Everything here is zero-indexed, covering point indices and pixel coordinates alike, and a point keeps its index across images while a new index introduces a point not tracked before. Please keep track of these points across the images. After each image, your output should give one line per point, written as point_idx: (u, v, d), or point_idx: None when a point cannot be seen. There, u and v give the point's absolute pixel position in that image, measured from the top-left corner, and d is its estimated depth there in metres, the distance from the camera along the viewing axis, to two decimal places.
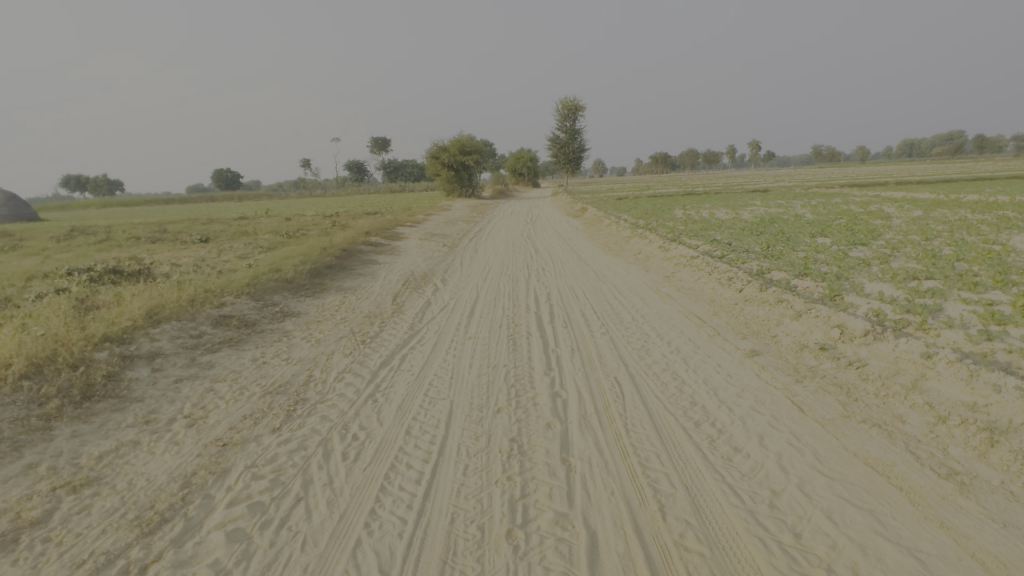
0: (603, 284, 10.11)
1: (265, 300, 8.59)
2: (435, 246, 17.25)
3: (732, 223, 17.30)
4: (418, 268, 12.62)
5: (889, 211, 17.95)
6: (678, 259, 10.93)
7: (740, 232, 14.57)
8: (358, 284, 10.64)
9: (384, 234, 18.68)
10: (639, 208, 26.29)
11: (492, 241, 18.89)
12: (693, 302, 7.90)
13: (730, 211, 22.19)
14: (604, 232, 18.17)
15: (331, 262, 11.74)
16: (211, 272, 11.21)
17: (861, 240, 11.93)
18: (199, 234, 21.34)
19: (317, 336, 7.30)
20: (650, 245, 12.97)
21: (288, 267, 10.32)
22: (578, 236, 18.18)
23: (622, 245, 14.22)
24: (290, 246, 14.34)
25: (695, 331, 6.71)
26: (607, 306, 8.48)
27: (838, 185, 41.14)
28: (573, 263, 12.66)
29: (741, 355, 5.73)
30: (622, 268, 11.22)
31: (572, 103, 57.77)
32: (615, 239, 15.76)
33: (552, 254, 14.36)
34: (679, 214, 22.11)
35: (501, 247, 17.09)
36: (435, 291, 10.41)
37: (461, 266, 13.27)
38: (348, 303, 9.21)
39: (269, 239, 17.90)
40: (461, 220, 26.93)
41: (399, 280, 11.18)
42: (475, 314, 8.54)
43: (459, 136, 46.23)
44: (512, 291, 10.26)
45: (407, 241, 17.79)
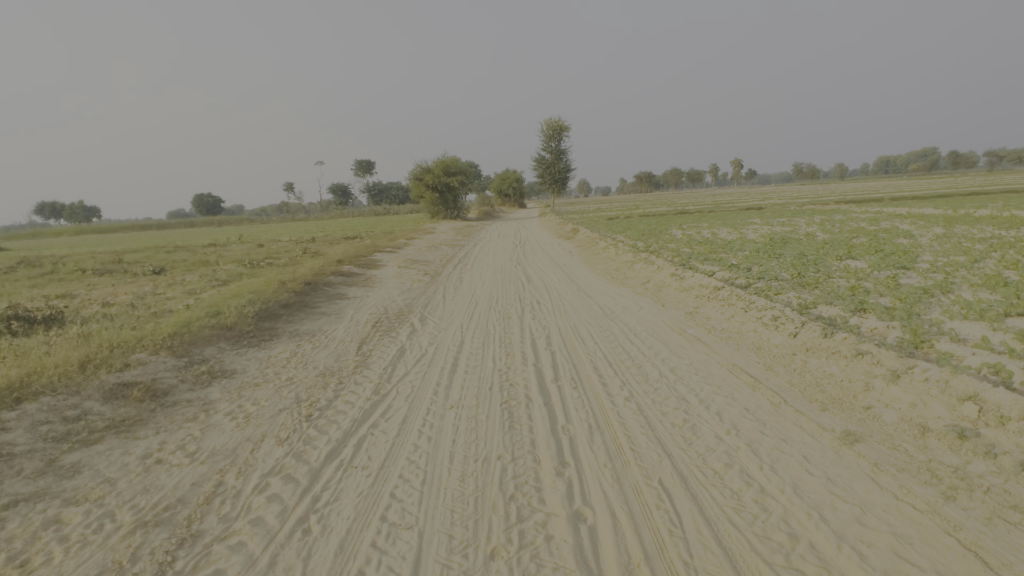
0: (613, 324, 8.44)
1: (191, 357, 6.75)
2: (415, 275, 15.46)
3: (742, 244, 15.84)
4: (392, 304, 10.82)
5: (907, 229, 16.65)
6: (697, 290, 9.32)
7: (757, 255, 13.05)
8: (318, 328, 8.83)
9: (358, 262, 16.82)
10: (634, 228, 24.89)
11: (478, 267, 17.19)
12: (735, 352, 6.23)
13: (731, 230, 20.88)
14: (601, 256, 16.58)
15: (288, 301, 9.90)
16: (142, 315, 9.35)
17: (901, 263, 10.46)
18: (155, 266, 19.37)
19: (248, 410, 5.48)
20: (660, 272, 11.33)
21: (230, 311, 8.47)
22: (573, 261, 16.60)
23: (625, 273, 12.56)
24: (247, 280, 12.51)
25: (752, 397, 5.03)
26: (624, 356, 6.79)
27: (831, 202, 40.61)
28: (572, 295, 10.96)
29: (834, 441, 4.05)
30: (631, 303, 9.55)
31: (557, 123, 57.00)
32: (615, 265, 14.15)
33: (546, 284, 12.67)
34: (679, 234, 20.66)
35: (489, 275, 15.41)
36: (411, 335, 8.63)
37: (443, 300, 11.51)
38: (300, 355, 7.40)
39: (228, 271, 15.94)
40: (445, 244, 25.21)
41: (369, 321, 9.38)
42: (459, 368, 6.80)
43: (442, 157, 44.93)
44: (504, 333, 8.52)
45: (384, 270, 16.05)
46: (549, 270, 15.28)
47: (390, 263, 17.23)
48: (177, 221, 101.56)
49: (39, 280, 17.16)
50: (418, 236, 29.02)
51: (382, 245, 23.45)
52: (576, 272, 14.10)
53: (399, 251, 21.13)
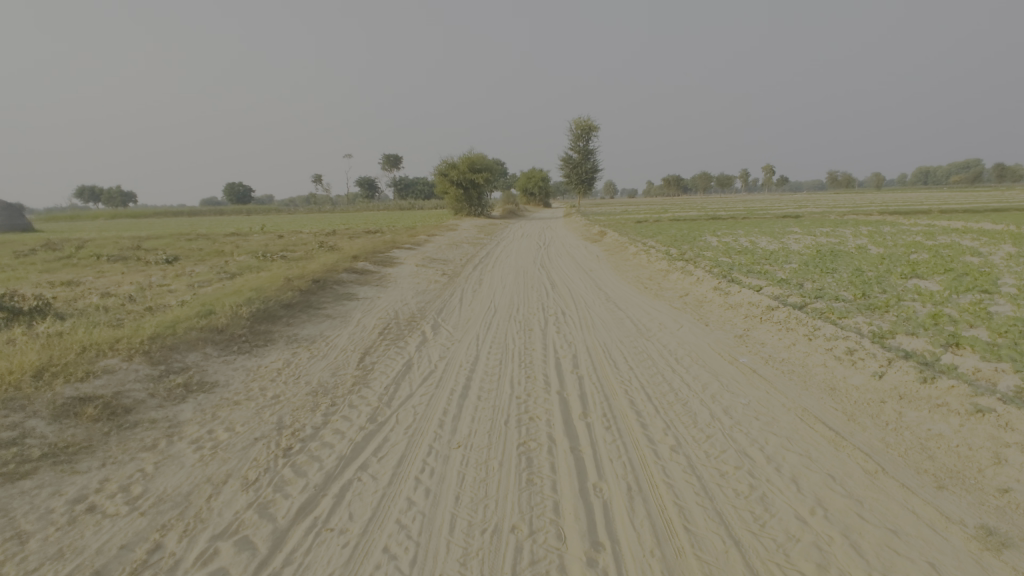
0: (649, 344, 7.41)
1: (169, 365, 5.96)
2: (433, 275, 14.60)
3: (787, 255, 14.57)
4: (403, 309, 9.94)
5: (970, 245, 15.15)
6: (745, 308, 8.22)
7: (806, 269, 11.82)
8: (320, 333, 8.00)
9: (374, 259, 16.02)
10: (666, 233, 23.65)
11: (500, 269, 16.26)
12: (803, 392, 5.16)
13: (772, 239, 19.53)
14: (630, 262, 15.46)
15: (291, 301, 9.10)
16: (133, 309, 8.64)
17: (980, 286, 9.15)
18: (170, 253, 18.91)
19: (218, 437, 4.63)
20: (699, 285, 10.22)
21: (224, 310, 7.69)
22: (601, 266, 15.55)
23: (659, 283, 11.46)
24: (253, 274, 11.79)
25: (837, 459, 3.98)
26: (664, 387, 5.77)
27: (874, 212, 38.68)
28: (600, 307, 9.94)
29: (969, 543, 3.00)
30: (668, 319, 8.49)
31: (586, 122, 55.76)
32: (647, 273, 13.06)
33: (572, 292, 11.65)
34: (715, 241, 19.41)
35: (510, 277, 14.47)
36: (421, 346, 7.74)
37: (460, 306, 10.60)
38: (294, 367, 6.56)
39: (239, 263, 15.31)
40: (467, 242, 24.33)
41: (376, 327, 8.51)
42: (471, 393, 5.87)
43: (468, 153, 44.15)
44: (524, 349, 7.55)
45: (400, 268, 15.23)
46: (574, 276, 14.24)
47: (407, 261, 16.39)
48: (207, 209, 103.05)
49: (52, 264, 16.80)
50: (440, 233, 28.22)
51: (401, 241, 22.69)
52: (604, 279, 13.05)
53: (418, 248, 20.34)
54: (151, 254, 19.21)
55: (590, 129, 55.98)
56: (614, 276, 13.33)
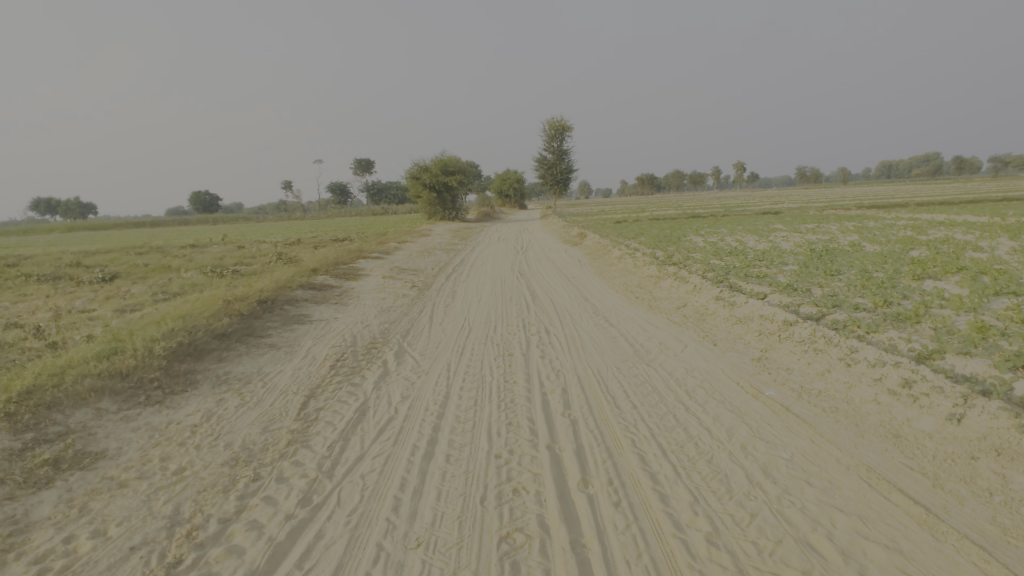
0: (651, 370, 6.26)
1: (41, 431, 4.54)
2: (401, 288, 13.27)
3: (781, 255, 13.69)
4: (363, 334, 8.61)
5: (966, 239, 14.53)
6: (756, 322, 7.15)
7: (807, 271, 10.89)
8: (257, 372, 6.62)
9: (335, 272, 14.57)
10: (649, 233, 22.73)
11: (475, 278, 15.03)
12: (860, 443, 4.05)
13: (759, 238, 18.73)
14: (615, 267, 14.39)
15: (226, 331, 7.68)
16: (29, 346, 7.12)
17: (1006, 287, 8.28)
18: (110, 271, 17.12)
19: (77, 549, 3.29)
20: (696, 295, 9.13)
21: (134, 348, 6.26)
22: (584, 273, 14.44)
23: (651, 293, 10.33)
24: (191, 296, 10.30)
25: (942, 556, 2.88)
26: (681, 435, 4.61)
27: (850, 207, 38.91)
28: (589, 324, 8.76)
29: None
30: (668, 339, 7.34)
31: (559, 123, 54.82)
32: (635, 281, 11.93)
33: (555, 304, 10.46)
34: (701, 241, 18.52)
35: (486, 288, 13.24)
36: (380, 385, 6.44)
37: (429, 326, 9.30)
38: (216, 422, 5.20)
39: (183, 281, 13.71)
40: (439, 249, 22.99)
41: (328, 360, 7.17)
42: (438, 451, 4.63)
43: (441, 156, 42.81)
44: (502, 382, 6.31)
45: (365, 281, 13.86)
46: (556, 285, 13.03)
47: (373, 273, 14.98)
48: (171, 219, 99.09)
49: None
50: (411, 239, 26.79)
51: (369, 249, 21.25)
52: (588, 289, 11.91)
53: (387, 257, 18.92)
54: (87, 272, 17.32)
55: (564, 130, 55.18)
56: (598, 286, 12.17)
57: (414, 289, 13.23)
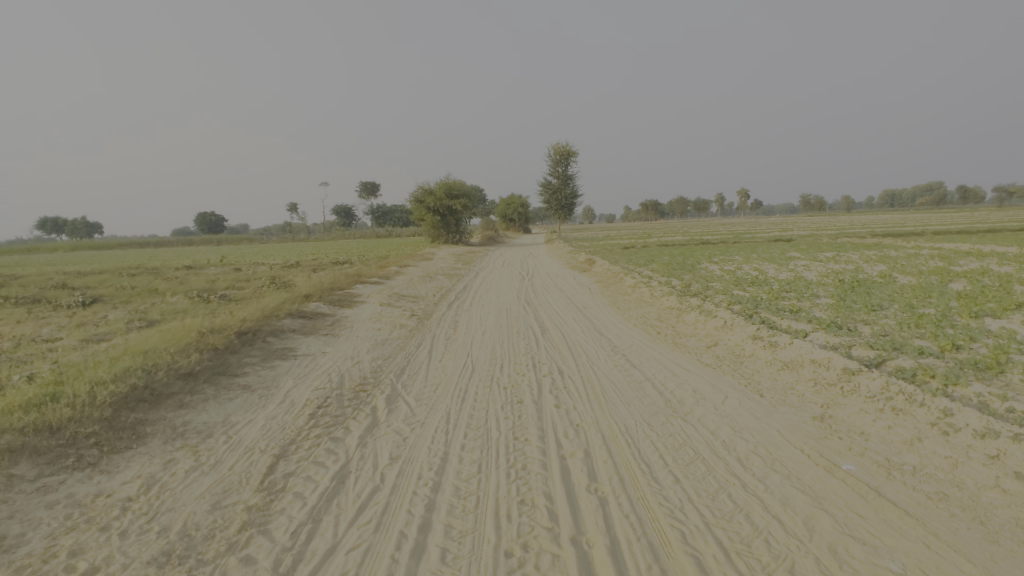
0: (689, 428, 5.24)
1: None
2: (398, 317, 12.31)
3: (809, 286, 12.74)
4: (352, 374, 7.59)
5: (1005, 270, 13.59)
6: (806, 367, 6.16)
7: (845, 305, 9.91)
8: (221, 423, 5.61)
9: (329, 298, 13.63)
10: (660, 260, 21.85)
11: (478, 307, 14.07)
12: (998, 556, 3.01)
13: (778, 266, 17.81)
14: (630, 297, 13.36)
15: (193, 370, 6.69)
16: None
17: None
18: (92, 294, 16.18)
19: None
20: (728, 332, 8.11)
21: (73, 394, 5.26)
22: (595, 302, 13.48)
23: (675, 328, 9.29)
24: (165, 326, 9.33)
25: None
26: (745, 528, 3.57)
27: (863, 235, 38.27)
28: (608, 365, 7.73)
29: None
30: (703, 386, 6.31)
31: (564, 148, 54.71)
32: (654, 313, 10.90)
33: (567, 339, 9.45)
34: (717, 269, 17.62)
35: (490, 319, 12.28)
36: (365, 441, 5.41)
37: (427, 364, 8.28)
38: (156, 495, 4.17)
39: (165, 307, 12.76)
40: (441, 274, 22.10)
41: (308, 407, 6.17)
42: (432, 544, 3.60)
43: (445, 179, 42.33)
44: (511, 439, 5.28)
45: (361, 309, 12.91)
46: (566, 315, 12.01)
47: (369, 300, 14.00)
48: (175, 239, 99.06)
49: None
50: (413, 264, 25.93)
51: (368, 274, 20.34)
52: (603, 321, 10.88)
53: (386, 282, 17.99)
54: (67, 295, 16.35)
55: (569, 155, 54.97)
56: (613, 318, 11.13)
57: (413, 318, 12.24)
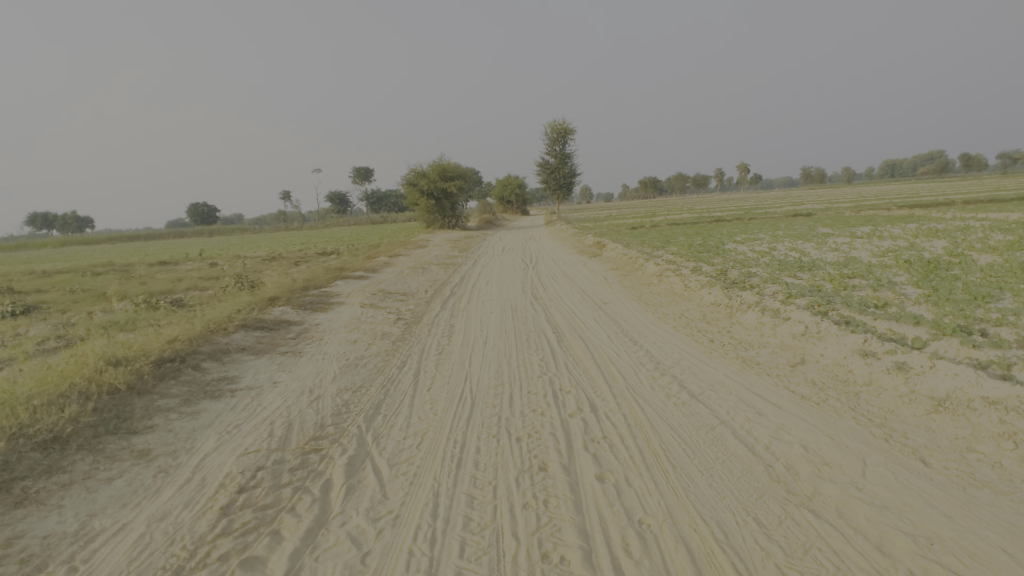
0: (835, 535, 3.17)
1: None
2: (381, 323, 10.17)
3: (875, 270, 10.61)
4: (303, 419, 5.46)
5: None
6: (979, 412, 4.07)
7: (944, 296, 7.78)
8: (70, 538, 3.49)
9: (301, 301, 11.48)
10: (678, 241, 19.66)
11: (478, 305, 11.94)
12: None
13: (818, 246, 15.65)
14: (657, 289, 11.20)
15: (61, 433, 4.56)
16: None
17: None
18: (30, 300, 14.00)
19: None
20: (814, 344, 5.98)
21: None
22: (616, 295, 11.36)
23: (733, 335, 7.14)
24: (69, 352, 7.17)
25: None
26: None
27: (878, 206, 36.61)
28: (657, 396, 5.63)
29: None
30: (814, 440, 4.20)
31: (561, 125, 52.14)
32: (694, 312, 8.74)
33: (592, 354, 7.30)
34: (749, 251, 15.47)
35: (492, 321, 10.16)
36: (298, 567, 3.31)
37: (410, 399, 6.18)
38: None
39: (100, 317, 10.59)
40: (436, 263, 19.91)
41: (222, 493, 4.06)
42: None
43: (439, 160, 39.91)
44: (536, 563, 3.19)
45: (337, 313, 10.77)
46: (583, 315, 9.83)
47: (348, 302, 11.81)
48: (165, 231, 96.27)
49: None
50: (404, 253, 23.70)
51: (353, 267, 18.16)
52: (631, 325, 8.72)
53: (371, 276, 15.80)
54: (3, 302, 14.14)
55: (568, 132, 52.41)
56: (643, 320, 8.97)
57: (397, 325, 10.07)
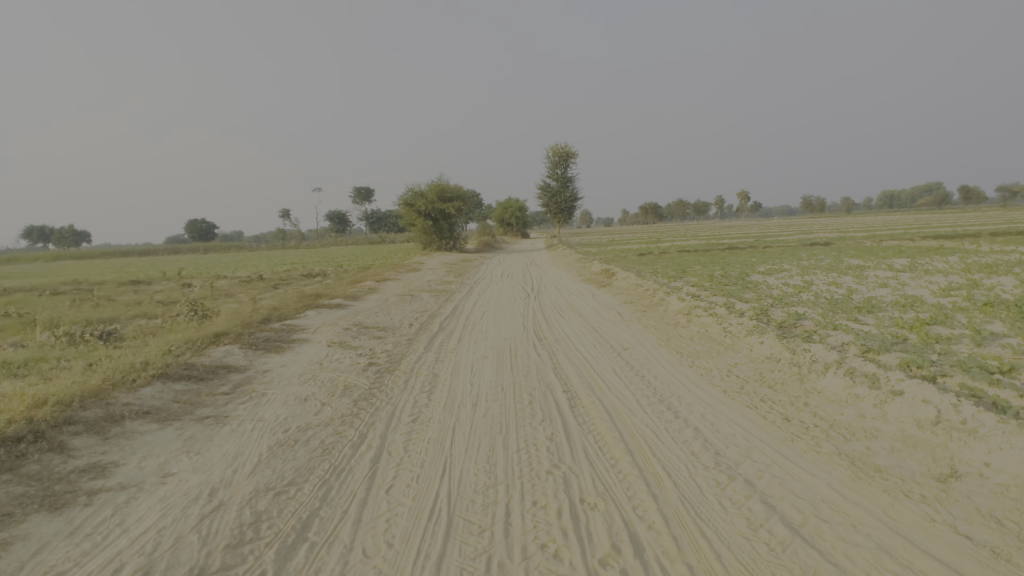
0: None
1: None
2: (346, 370, 8.13)
3: (955, 316, 8.68)
4: (174, 560, 3.41)
5: None
6: None
7: None
8: None
9: (255, 338, 9.43)
10: (695, 272, 17.77)
11: (470, 346, 9.93)
12: None
13: (861, 281, 13.76)
14: (687, 332, 9.18)
15: None
16: None
17: None
18: None
19: None
20: (965, 445, 4.00)
21: None
22: (637, 339, 9.37)
23: (818, 415, 5.13)
24: None
25: None
26: None
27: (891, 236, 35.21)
28: (735, 526, 3.61)
29: None
30: None
31: (562, 148, 50.92)
32: (747, 371, 6.71)
33: (621, 439, 5.26)
34: (784, 286, 13.56)
35: (486, 371, 8.16)
36: None
37: (357, 512, 4.14)
38: None
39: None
40: (427, 290, 17.95)
41: None
42: None
43: (437, 180, 38.40)
44: None
45: (295, 356, 8.73)
46: (600, 369, 7.80)
47: (312, 341, 9.77)
48: (157, 247, 94.36)
49: None
50: (393, 278, 21.72)
51: (333, 293, 16.14)
52: (665, 386, 6.70)
53: (350, 306, 13.80)
54: None
55: (569, 156, 51.19)
56: (679, 379, 6.93)
57: (366, 374, 8.01)
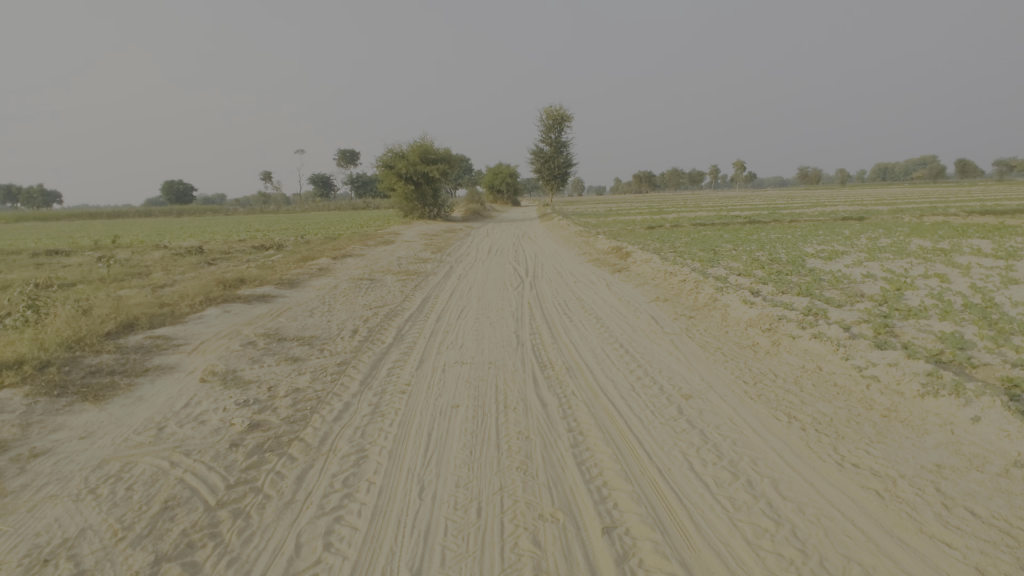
0: None
1: None
2: (196, 450, 4.45)
3: None
4: None
5: None
6: None
7: None
8: None
9: (72, 372, 5.66)
10: (732, 254, 14.16)
11: (433, 381, 6.29)
12: None
13: (969, 272, 10.27)
14: (787, 374, 5.58)
15: None
16: None
17: None
18: None
19: None
20: None
21: None
22: (702, 381, 5.80)
23: None
24: None
25: None
26: None
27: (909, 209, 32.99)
28: None
29: None
30: None
31: (557, 111, 46.40)
32: (994, 511, 3.17)
33: None
34: (868, 280, 10.00)
35: (454, 450, 4.56)
36: None
37: None
38: None
39: None
40: (392, 272, 14.15)
41: None
42: None
43: (418, 140, 34.06)
44: None
45: (120, 414, 5.00)
46: (661, 462, 4.19)
47: (174, 374, 5.99)
48: (125, 210, 88.77)
49: None
50: (358, 254, 17.78)
51: (267, 278, 12.25)
52: (821, 542, 3.13)
53: (277, 300, 9.98)
54: None
55: (564, 119, 46.78)
56: (841, 514, 3.34)
57: (226, 461, 4.32)
